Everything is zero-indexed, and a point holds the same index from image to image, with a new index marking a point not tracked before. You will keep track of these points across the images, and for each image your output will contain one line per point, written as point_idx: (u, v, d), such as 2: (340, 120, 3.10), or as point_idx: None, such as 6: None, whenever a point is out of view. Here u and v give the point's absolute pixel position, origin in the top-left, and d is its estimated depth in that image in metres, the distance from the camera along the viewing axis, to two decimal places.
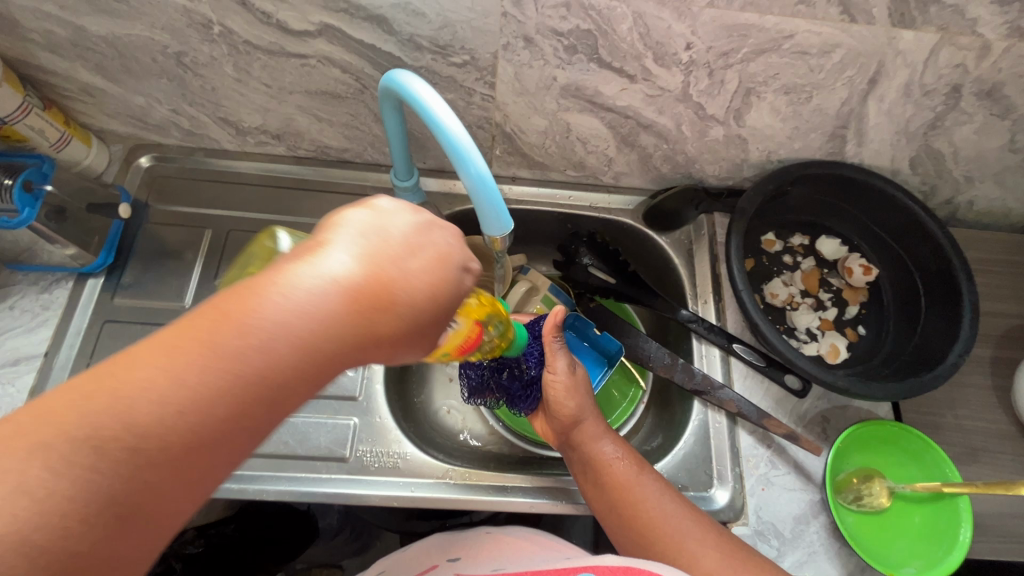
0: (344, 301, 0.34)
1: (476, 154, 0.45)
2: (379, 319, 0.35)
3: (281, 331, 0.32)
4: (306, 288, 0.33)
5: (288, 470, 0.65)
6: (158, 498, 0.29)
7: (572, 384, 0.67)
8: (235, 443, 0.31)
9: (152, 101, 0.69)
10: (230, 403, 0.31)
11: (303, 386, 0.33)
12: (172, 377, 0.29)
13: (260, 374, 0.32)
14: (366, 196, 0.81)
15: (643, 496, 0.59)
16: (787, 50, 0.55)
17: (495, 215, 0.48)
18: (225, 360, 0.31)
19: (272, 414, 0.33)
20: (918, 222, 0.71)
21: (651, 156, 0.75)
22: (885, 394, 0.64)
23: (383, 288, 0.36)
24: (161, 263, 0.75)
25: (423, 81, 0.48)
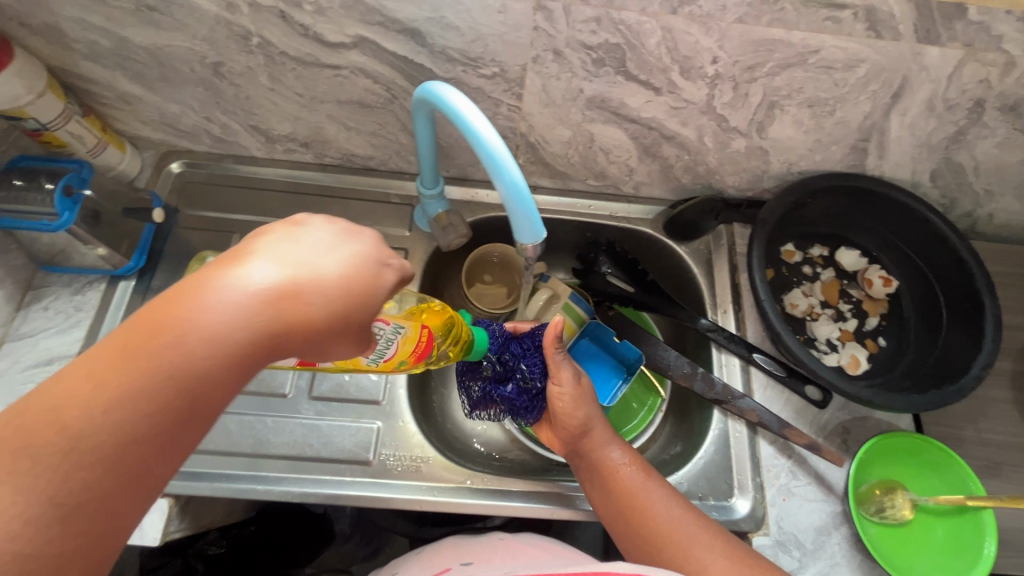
0: (246, 318, 0.35)
1: (511, 164, 0.46)
2: (283, 327, 0.37)
3: (195, 338, 0.34)
4: (218, 297, 0.35)
5: (313, 473, 0.66)
6: (103, 497, 0.33)
7: (578, 393, 0.67)
8: (166, 443, 0.34)
9: (187, 109, 0.71)
10: (146, 413, 0.33)
11: (219, 392, 0.36)
12: (97, 390, 0.33)
13: (172, 395, 0.34)
14: (390, 203, 0.82)
15: (650, 502, 0.60)
16: (813, 65, 0.56)
17: (528, 223, 0.48)
18: (129, 385, 0.33)
19: (200, 412, 0.35)
20: (939, 234, 0.71)
21: (673, 167, 0.76)
22: (908, 406, 0.64)
23: (285, 298, 0.36)
24: (190, 267, 0.76)
25: (460, 94, 0.49)
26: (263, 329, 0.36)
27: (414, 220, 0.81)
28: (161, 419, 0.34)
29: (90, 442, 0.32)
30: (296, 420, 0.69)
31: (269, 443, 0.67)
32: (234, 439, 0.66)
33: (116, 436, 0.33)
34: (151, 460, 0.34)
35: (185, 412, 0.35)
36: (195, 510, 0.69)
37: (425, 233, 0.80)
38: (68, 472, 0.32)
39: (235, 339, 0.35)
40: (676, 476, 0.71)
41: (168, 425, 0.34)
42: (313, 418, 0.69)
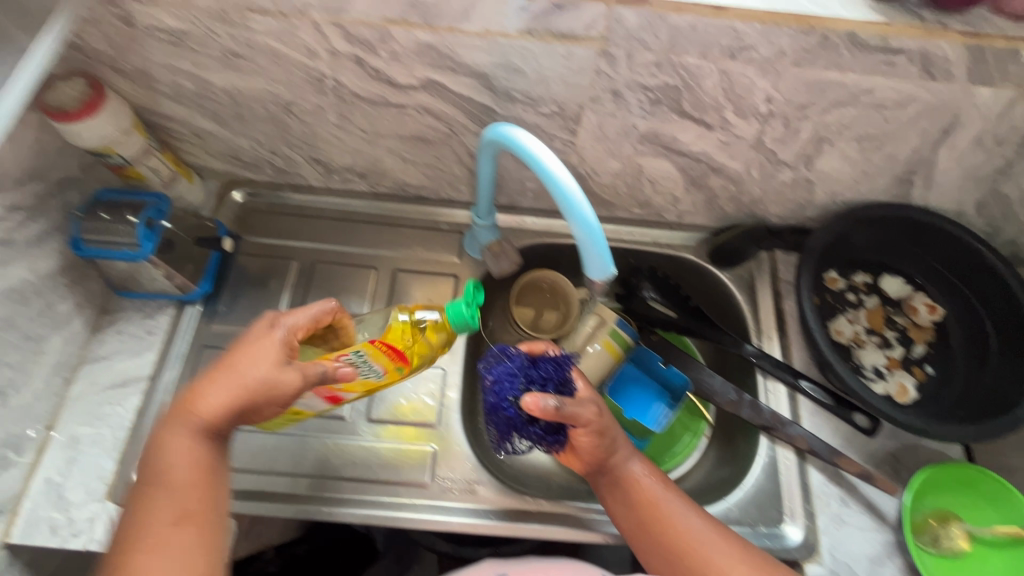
0: (203, 424, 0.52)
1: (587, 206, 0.48)
2: (220, 417, 0.52)
3: (180, 442, 0.52)
4: (178, 416, 0.53)
5: (373, 494, 0.68)
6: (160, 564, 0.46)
7: (603, 424, 0.66)
8: (188, 514, 0.49)
9: (254, 143, 0.75)
10: (165, 497, 0.49)
11: (202, 464, 0.51)
12: (141, 503, 0.49)
13: (175, 491, 0.50)
14: (439, 230, 0.85)
15: (671, 512, 0.64)
16: (866, 103, 0.58)
17: (600, 260, 0.51)
18: (145, 506, 0.49)
19: (200, 485, 0.51)
20: (986, 264, 0.72)
21: (718, 197, 0.78)
22: (964, 436, 0.65)
23: (211, 404, 0.52)
24: (251, 292, 0.80)
25: (534, 137, 0.52)
26: (210, 430, 0.53)
27: (463, 247, 0.83)
28: (178, 502, 0.49)
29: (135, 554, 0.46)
30: (356, 442, 0.71)
31: (330, 464, 0.69)
32: (297, 458, 0.69)
33: (153, 534, 0.47)
34: (190, 536, 0.48)
35: (198, 491, 0.50)
36: None
37: (475, 260, 0.83)
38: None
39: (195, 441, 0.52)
40: (726, 502, 0.72)
41: (186, 504, 0.49)
42: (371, 440, 0.71)
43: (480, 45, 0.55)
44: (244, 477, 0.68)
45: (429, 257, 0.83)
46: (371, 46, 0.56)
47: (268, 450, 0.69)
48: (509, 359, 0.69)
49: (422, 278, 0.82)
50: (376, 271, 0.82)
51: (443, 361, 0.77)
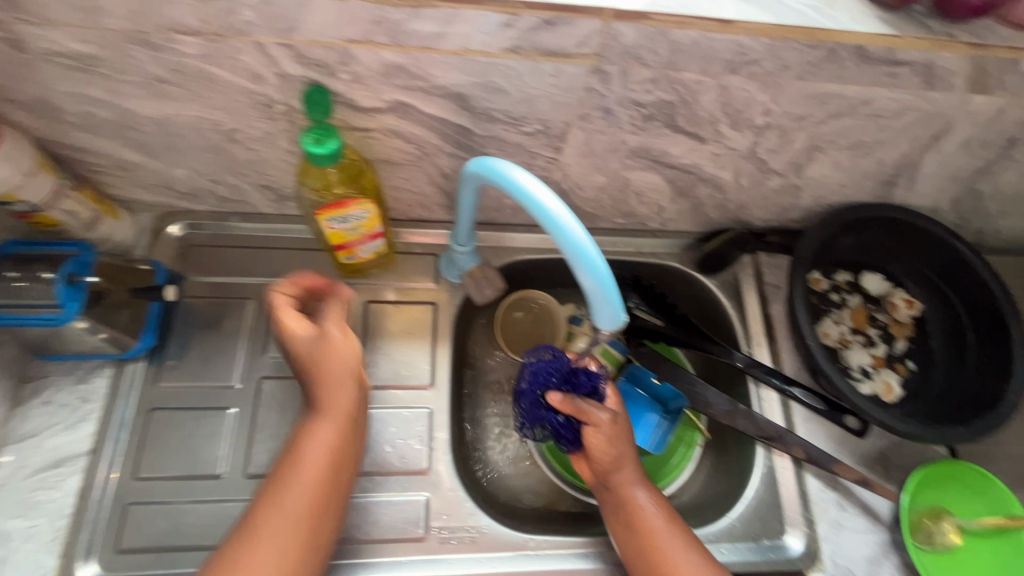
0: (338, 390, 0.58)
1: (599, 259, 0.44)
2: (352, 403, 0.58)
3: (324, 413, 0.57)
4: (315, 396, 0.57)
5: (363, 557, 0.62)
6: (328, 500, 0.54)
7: (614, 431, 0.63)
8: (342, 462, 0.56)
9: (192, 172, 0.65)
10: (324, 453, 0.55)
11: (341, 416, 0.57)
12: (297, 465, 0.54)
13: (308, 469, 0.54)
14: (411, 253, 0.78)
15: (671, 546, 0.59)
16: (863, 114, 0.56)
17: (612, 313, 0.47)
18: (297, 465, 0.54)
19: (343, 438, 0.57)
20: (962, 259, 0.73)
21: (703, 205, 0.75)
22: (953, 437, 0.66)
23: (336, 391, 0.57)
24: (200, 338, 0.71)
25: (529, 174, 0.46)
26: (339, 416, 0.57)
27: (439, 270, 0.77)
28: (311, 477, 0.53)
29: (269, 517, 0.51)
30: None
31: None
32: None
33: (288, 502, 0.52)
34: (322, 507, 0.53)
35: (333, 464, 0.55)
36: None
37: (453, 283, 0.77)
38: (266, 540, 0.49)
39: (328, 424, 0.56)
40: (728, 517, 0.71)
41: (317, 480, 0.53)
42: (357, 495, 0.65)
43: (457, 65, 0.49)
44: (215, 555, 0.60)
45: (402, 285, 0.76)
46: (328, 68, 0.49)
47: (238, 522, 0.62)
48: (554, 358, 0.66)
49: (396, 309, 0.75)
50: None
51: (429, 400, 0.71)
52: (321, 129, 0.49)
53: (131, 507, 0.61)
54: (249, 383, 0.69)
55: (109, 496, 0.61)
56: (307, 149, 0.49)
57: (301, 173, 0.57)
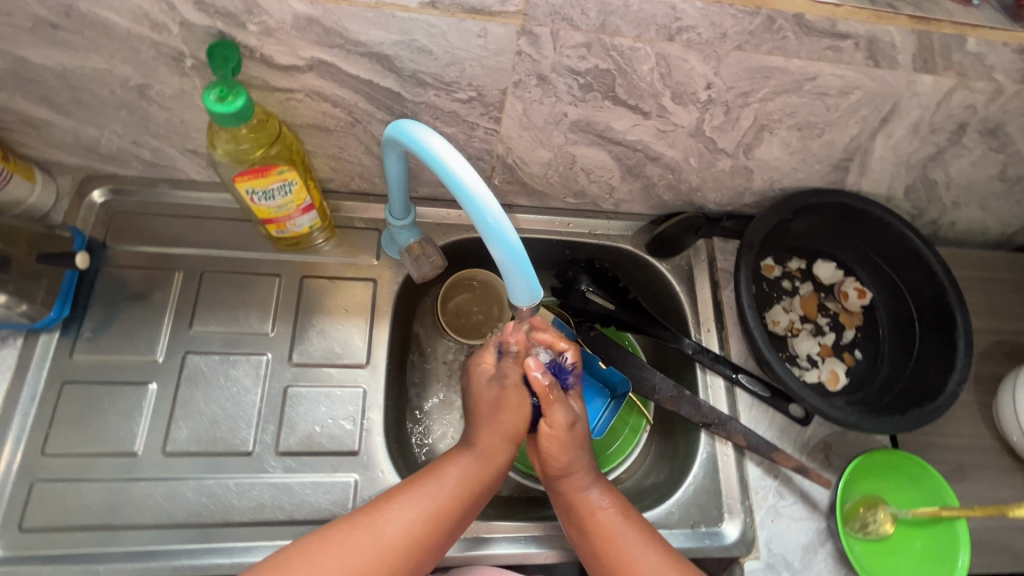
0: (506, 445, 0.60)
1: (512, 232, 0.43)
2: (502, 456, 0.59)
3: (493, 450, 0.59)
4: (503, 434, 0.60)
5: (284, 539, 0.60)
6: (448, 533, 0.55)
7: (568, 438, 0.60)
8: (478, 501, 0.57)
9: (109, 133, 0.61)
10: (465, 488, 0.56)
11: (499, 453, 0.59)
12: (437, 487, 0.55)
13: (445, 490, 0.55)
14: (353, 228, 0.75)
15: (624, 546, 0.57)
16: (808, 91, 0.55)
17: (527, 288, 0.47)
18: (439, 486, 0.55)
19: (487, 485, 0.58)
20: (912, 248, 0.72)
21: (655, 185, 0.71)
22: (891, 427, 0.65)
23: (494, 437, 0.59)
24: (125, 309, 0.67)
25: (448, 145, 0.43)
26: (489, 463, 0.58)
27: (382, 247, 0.74)
28: (444, 501, 0.54)
29: (389, 518, 0.52)
30: (263, 480, 0.62)
31: (233, 508, 0.61)
32: (193, 507, 0.60)
33: (411, 508, 0.53)
34: (435, 535, 0.53)
35: (466, 501, 0.56)
36: None
37: (395, 260, 0.74)
38: (381, 543, 0.51)
39: (475, 461, 0.58)
40: (667, 503, 0.70)
41: (449, 508, 0.54)
42: (282, 476, 0.63)
43: (375, 20, 0.46)
44: (127, 534, 0.58)
45: (342, 261, 0.73)
46: (234, 18, 0.46)
47: (151, 501, 0.60)
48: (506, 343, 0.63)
49: (333, 285, 0.72)
50: (279, 278, 0.71)
51: (363, 379, 0.69)
52: (226, 87, 0.46)
53: (38, 484, 0.59)
54: (173, 356, 0.66)
55: (14, 472, 0.59)
56: (209, 107, 0.46)
57: (211, 139, 0.54)
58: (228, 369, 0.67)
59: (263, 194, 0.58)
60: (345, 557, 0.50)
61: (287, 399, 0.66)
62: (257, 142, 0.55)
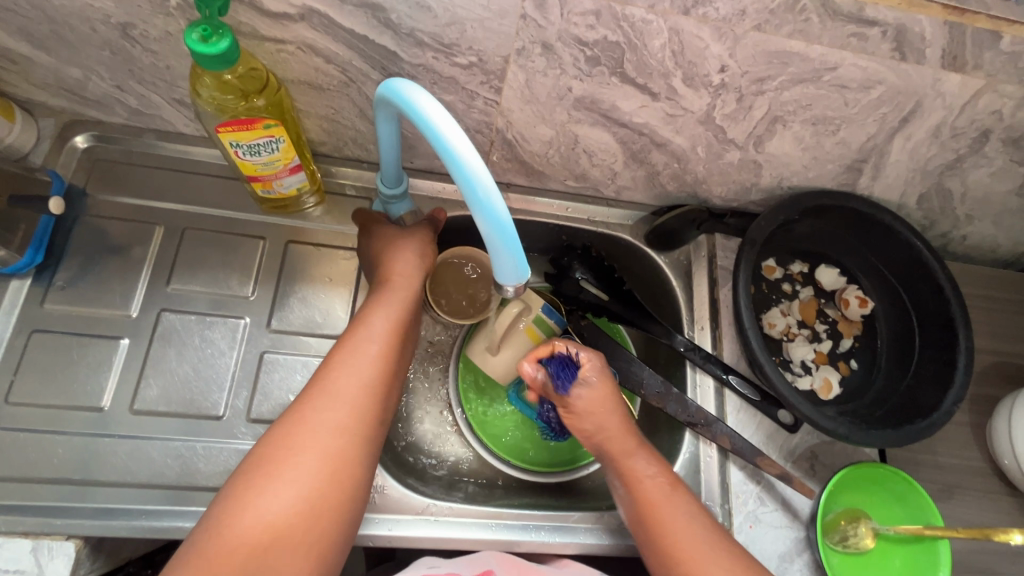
0: (416, 274, 0.62)
1: (502, 209, 0.40)
2: (415, 277, 0.62)
3: (408, 281, 0.61)
4: (412, 266, 0.62)
5: None
6: (398, 360, 0.57)
7: (602, 401, 0.62)
8: (408, 327, 0.59)
9: (92, 74, 0.59)
10: (393, 318, 0.58)
11: (412, 283, 0.61)
12: (366, 329, 0.56)
13: (379, 332, 0.56)
14: (344, 195, 0.72)
15: (672, 516, 0.56)
16: (826, 82, 0.52)
17: (515, 269, 0.45)
18: (365, 326, 0.57)
19: (412, 313, 0.60)
20: (920, 259, 0.70)
21: (659, 174, 0.68)
22: (881, 441, 0.63)
23: (403, 266, 0.62)
24: (102, 260, 0.65)
25: (447, 117, 0.39)
26: (404, 291, 0.60)
27: None
28: (383, 337, 0.56)
29: (342, 374, 0.53)
30: (232, 445, 0.61)
31: (199, 473, 0.59)
32: (158, 467, 0.58)
33: (359, 357, 0.54)
34: (391, 366, 0.56)
35: (400, 327, 0.58)
36: (111, 546, 0.61)
37: None
38: (340, 388, 0.52)
39: (392, 296, 0.60)
40: None
41: (390, 338, 0.57)
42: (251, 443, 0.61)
43: None
44: (89, 491, 0.56)
45: (330, 228, 0.71)
46: None
47: (114, 458, 0.58)
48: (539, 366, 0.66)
49: (319, 252, 0.70)
50: (264, 241, 0.69)
51: None
52: (211, 27, 0.44)
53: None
54: (148, 313, 0.64)
55: None
56: (190, 47, 0.43)
57: (193, 84, 0.51)
58: (204, 330, 0.64)
59: (246, 149, 0.55)
60: (323, 420, 0.50)
61: (263, 364, 0.64)
62: (242, 93, 0.52)
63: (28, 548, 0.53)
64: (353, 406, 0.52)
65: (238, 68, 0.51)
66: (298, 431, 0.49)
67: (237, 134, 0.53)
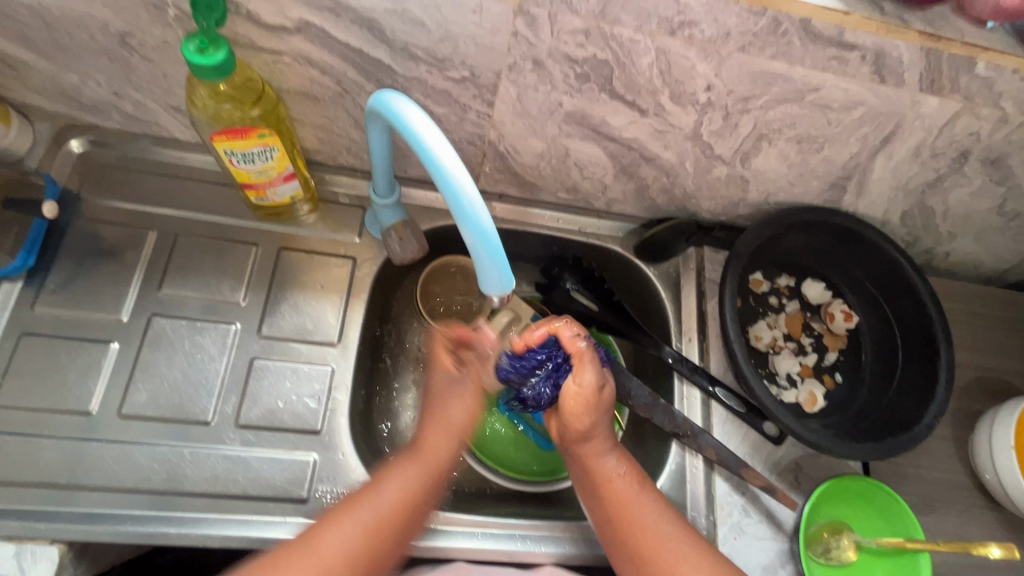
0: (449, 447, 0.60)
1: (487, 221, 0.41)
2: (447, 457, 0.59)
3: (438, 441, 0.59)
4: (451, 415, 0.60)
5: (236, 512, 0.58)
6: (388, 549, 0.54)
7: (587, 404, 0.59)
8: (418, 510, 0.56)
9: (89, 81, 0.60)
10: (410, 483, 0.56)
11: (446, 441, 0.59)
12: (378, 486, 0.55)
13: (385, 499, 0.54)
14: (337, 204, 0.73)
15: (640, 514, 0.57)
16: (810, 102, 0.54)
17: (500, 278, 0.45)
18: (385, 473, 0.56)
19: (434, 483, 0.58)
20: (903, 275, 0.71)
21: (648, 188, 0.69)
22: (864, 454, 0.64)
23: (435, 432, 0.60)
24: (94, 265, 0.65)
25: (435, 129, 0.40)
26: (430, 464, 0.58)
27: (364, 224, 0.72)
28: (384, 509, 0.54)
29: (329, 538, 0.52)
30: (220, 451, 0.61)
31: (185, 478, 0.59)
32: (144, 472, 0.58)
33: (352, 525, 0.53)
34: (381, 543, 0.53)
35: (416, 489, 0.56)
36: (96, 551, 0.61)
37: (377, 240, 0.72)
38: (321, 555, 0.51)
39: (416, 463, 0.58)
40: None
41: (389, 516, 0.54)
42: (239, 449, 0.61)
43: None
44: (74, 495, 0.56)
45: (323, 236, 0.71)
46: None
47: (100, 462, 0.58)
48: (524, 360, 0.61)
49: (311, 260, 0.70)
50: (256, 248, 0.69)
51: (333, 358, 0.67)
52: (208, 38, 0.44)
53: None
54: (139, 318, 0.64)
55: None
56: (187, 57, 0.44)
57: (190, 94, 0.52)
58: (194, 335, 0.65)
59: (241, 157, 0.55)
60: (300, 567, 0.49)
61: (252, 371, 0.65)
62: (238, 103, 0.53)
63: (11, 553, 0.53)
64: (324, 568, 0.50)
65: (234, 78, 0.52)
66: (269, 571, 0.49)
67: (232, 143, 0.54)
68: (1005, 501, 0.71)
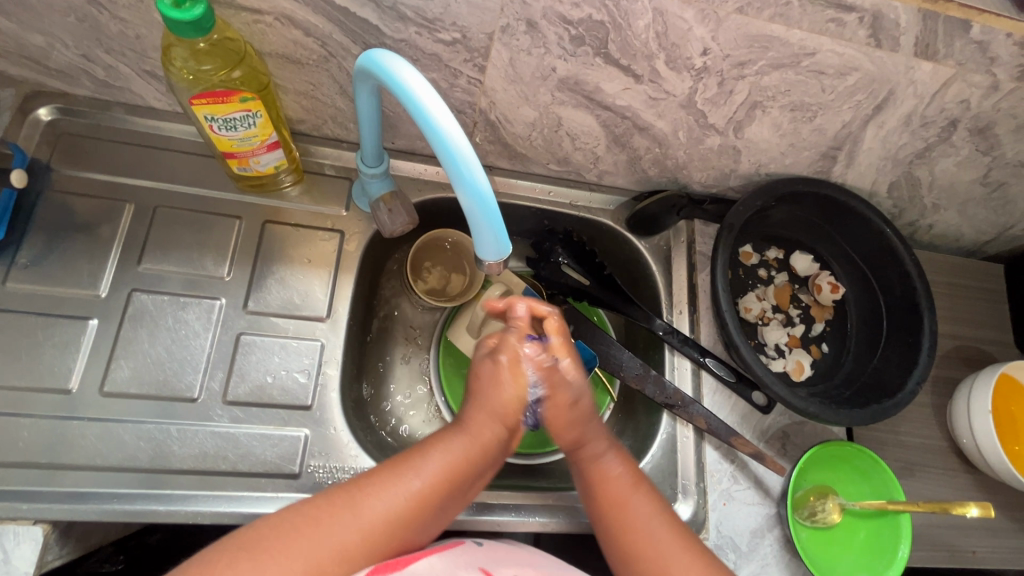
0: (498, 426, 0.53)
1: (486, 187, 0.41)
2: (493, 438, 0.53)
3: (486, 426, 0.53)
4: (500, 395, 0.53)
5: (228, 489, 0.57)
6: (423, 521, 0.50)
7: (570, 413, 0.54)
8: (458, 491, 0.52)
9: (56, 42, 0.56)
10: (450, 460, 0.51)
11: (494, 427, 0.53)
12: (417, 461, 0.50)
13: (431, 471, 0.50)
14: (323, 175, 0.71)
15: (636, 514, 0.54)
16: (805, 68, 0.53)
17: (496, 243, 0.45)
18: (429, 445, 0.52)
19: (476, 468, 0.52)
20: (889, 246, 0.72)
21: (640, 159, 0.69)
22: (850, 420, 0.65)
23: (481, 413, 0.53)
24: (68, 239, 0.62)
25: (429, 91, 0.39)
26: (478, 442, 0.52)
27: (352, 197, 0.70)
28: (424, 484, 0.49)
29: (368, 501, 0.47)
30: (208, 428, 0.59)
31: (173, 455, 0.58)
32: (129, 450, 0.57)
33: (390, 493, 0.48)
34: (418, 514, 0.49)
35: (456, 467, 0.51)
36: (80, 532, 0.59)
37: (364, 213, 0.70)
38: (355, 526, 0.46)
39: (461, 440, 0.52)
40: None
41: (430, 492, 0.49)
42: (228, 426, 0.60)
43: None
44: (57, 475, 0.55)
45: (309, 208, 0.69)
46: None
47: (80, 443, 0.56)
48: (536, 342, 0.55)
49: (297, 233, 0.68)
50: (240, 221, 0.67)
51: (322, 333, 0.66)
52: None
53: None
54: (118, 293, 0.62)
55: None
56: (163, 11, 0.41)
57: (166, 58, 0.50)
58: (178, 311, 0.63)
59: (221, 123, 0.53)
60: (326, 537, 0.45)
61: (239, 347, 0.63)
62: (215, 66, 0.51)
63: None
64: (355, 535, 0.46)
65: (211, 38, 0.50)
66: (296, 531, 0.45)
67: (211, 107, 0.51)
68: (981, 463, 0.73)
